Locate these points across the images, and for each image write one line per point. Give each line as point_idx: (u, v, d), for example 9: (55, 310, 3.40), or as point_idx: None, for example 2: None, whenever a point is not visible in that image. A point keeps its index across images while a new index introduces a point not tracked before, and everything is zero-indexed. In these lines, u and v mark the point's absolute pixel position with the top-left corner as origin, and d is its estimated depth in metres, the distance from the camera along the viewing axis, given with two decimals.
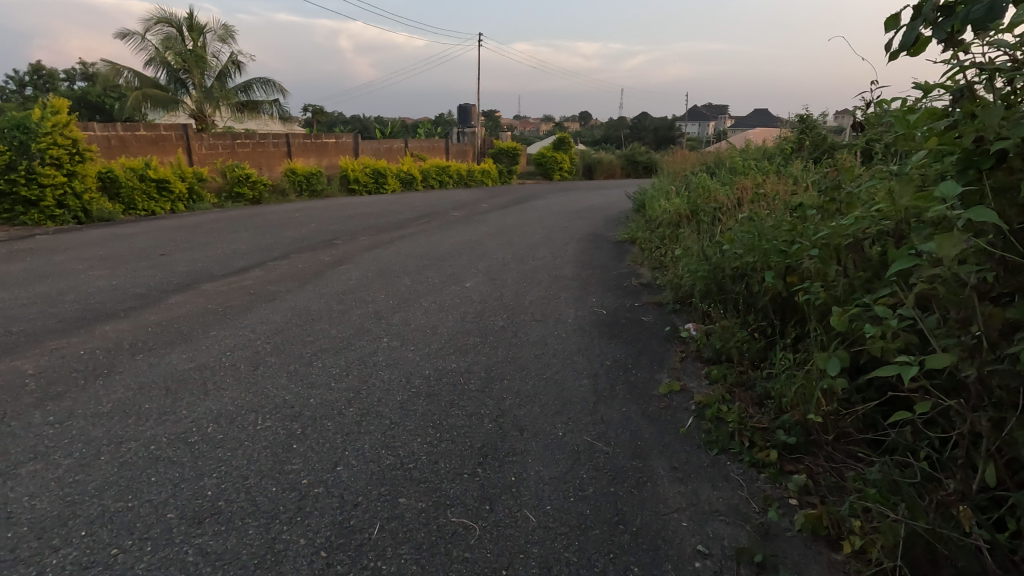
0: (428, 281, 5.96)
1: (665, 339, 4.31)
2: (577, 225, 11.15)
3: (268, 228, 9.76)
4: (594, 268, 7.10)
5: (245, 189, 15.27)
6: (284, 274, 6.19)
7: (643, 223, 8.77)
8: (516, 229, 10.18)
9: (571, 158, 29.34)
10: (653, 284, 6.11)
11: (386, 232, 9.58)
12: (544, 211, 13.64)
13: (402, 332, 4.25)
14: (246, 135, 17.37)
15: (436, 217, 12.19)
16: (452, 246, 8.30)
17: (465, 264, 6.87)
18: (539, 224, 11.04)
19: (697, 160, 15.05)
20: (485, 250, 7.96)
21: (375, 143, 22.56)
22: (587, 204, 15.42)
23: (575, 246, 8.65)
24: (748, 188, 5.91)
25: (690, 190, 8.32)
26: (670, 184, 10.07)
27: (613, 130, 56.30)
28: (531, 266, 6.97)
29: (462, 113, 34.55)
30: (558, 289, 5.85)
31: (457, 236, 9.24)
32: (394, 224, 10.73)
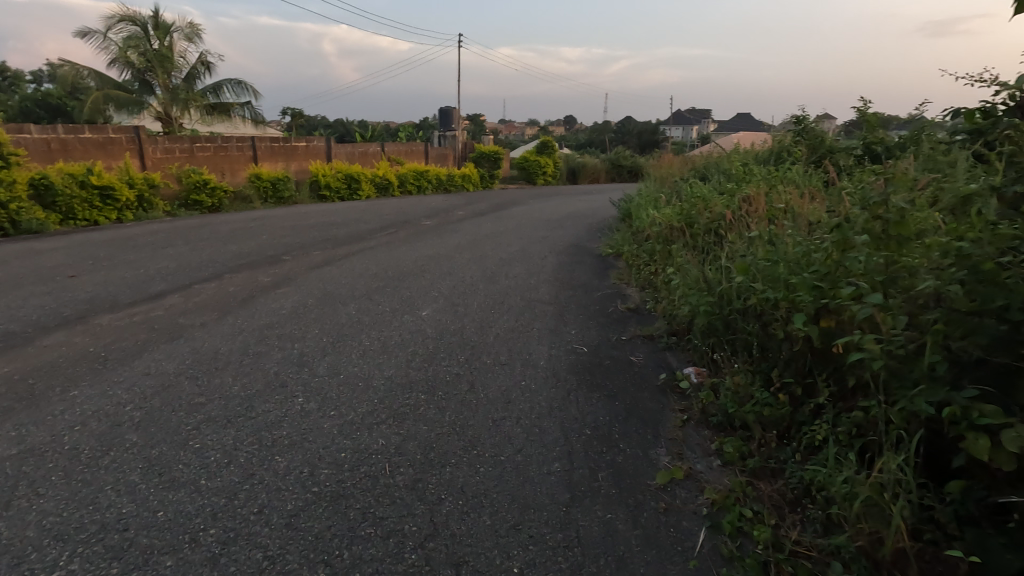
0: (378, 308, 5.06)
1: (659, 390, 3.46)
2: (557, 235, 10.29)
3: (212, 240, 8.74)
4: (574, 288, 6.24)
5: (202, 196, 14.17)
6: (208, 300, 5.24)
7: (630, 235, 7.95)
8: (491, 241, 9.31)
9: (554, 163, 28.53)
10: (642, 310, 5.26)
11: (345, 245, 8.63)
12: (524, 219, 12.79)
13: (326, 386, 3.33)
14: (206, 138, 16.26)
15: (406, 227, 11.24)
16: (415, 261, 7.41)
17: (425, 285, 5.98)
18: (516, 235, 10.16)
19: (685, 165, 14.33)
20: (452, 266, 7.07)
21: (349, 147, 21.52)
22: (569, 211, 14.60)
23: (554, 260, 7.80)
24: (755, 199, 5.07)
25: (681, 198, 7.52)
26: (659, 191, 9.26)
27: (598, 133, 55.76)
28: (502, 287, 6.10)
29: (444, 116, 33.69)
30: (530, 317, 4.98)
31: (424, 249, 8.33)
32: (357, 234, 9.77)
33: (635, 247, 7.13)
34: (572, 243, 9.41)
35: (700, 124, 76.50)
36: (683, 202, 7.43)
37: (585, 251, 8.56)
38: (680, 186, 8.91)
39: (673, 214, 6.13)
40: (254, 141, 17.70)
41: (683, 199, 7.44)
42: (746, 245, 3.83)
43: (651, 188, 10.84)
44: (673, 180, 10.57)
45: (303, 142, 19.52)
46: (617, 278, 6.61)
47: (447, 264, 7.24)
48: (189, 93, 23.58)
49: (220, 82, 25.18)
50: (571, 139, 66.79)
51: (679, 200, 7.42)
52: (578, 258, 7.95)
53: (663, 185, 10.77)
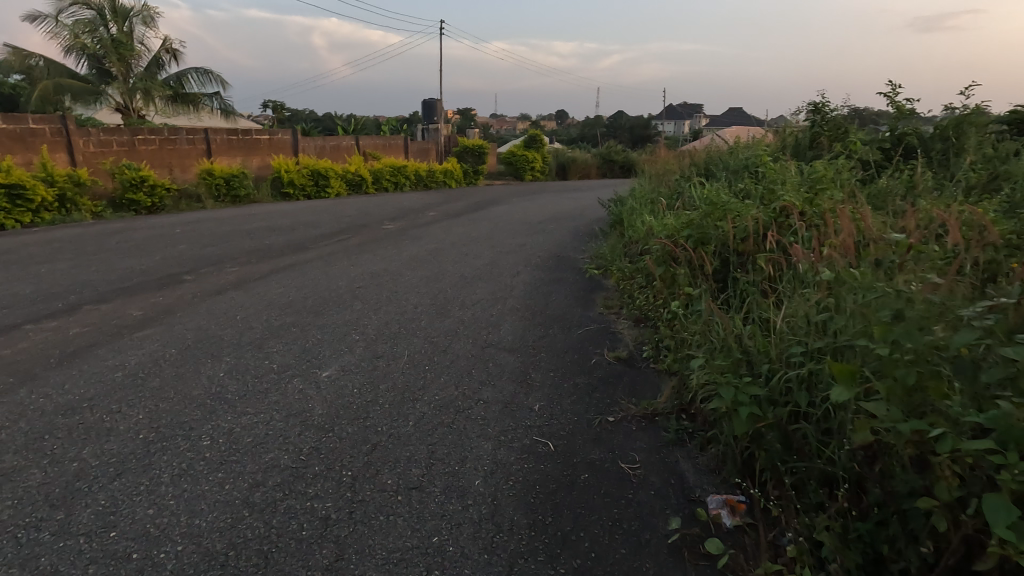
0: (265, 364, 3.58)
1: (670, 550, 2.02)
2: (536, 242, 8.81)
3: (114, 251, 7.18)
4: (549, 322, 4.78)
5: (140, 195, 12.55)
6: (31, 350, 3.74)
7: (621, 245, 6.51)
8: (456, 250, 7.87)
9: (543, 158, 26.98)
10: (636, 361, 3.82)
11: (276, 258, 7.12)
12: (503, 221, 11.29)
13: (72, 567, 1.85)
14: (150, 129, 14.59)
15: (362, 231, 9.72)
16: (353, 280, 5.92)
17: (350, 320, 4.52)
18: (488, 242, 8.67)
19: (682, 160, 12.87)
20: (397, 288, 5.60)
21: (318, 140, 19.87)
22: (555, 211, 13.14)
23: (528, 278, 6.33)
24: (796, 212, 3.64)
25: (685, 202, 6.07)
26: (654, 191, 7.80)
27: (590, 127, 54.24)
28: (451, 321, 4.63)
29: (427, 109, 32.09)
30: (478, 377, 3.52)
31: (370, 263, 6.83)
32: (298, 242, 8.25)
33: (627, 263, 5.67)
34: (552, 252, 7.95)
35: (693, 117, 75.16)
36: (686, 207, 6.00)
37: (566, 264, 7.12)
38: (681, 184, 7.47)
39: (677, 223, 4.68)
40: (208, 133, 16.04)
41: (687, 204, 6.02)
42: (819, 303, 2.35)
43: (645, 187, 9.38)
44: (672, 178, 9.12)
45: (266, 134, 17.87)
46: (604, 305, 5.16)
47: (391, 285, 5.75)
48: (147, 81, 21.77)
49: (184, 71, 23.37)
50: (563, 133, 65.28)
51: (683, 205, 5.99)
52: (557, 274, 6.51)
53: (658, 184, 9.34)
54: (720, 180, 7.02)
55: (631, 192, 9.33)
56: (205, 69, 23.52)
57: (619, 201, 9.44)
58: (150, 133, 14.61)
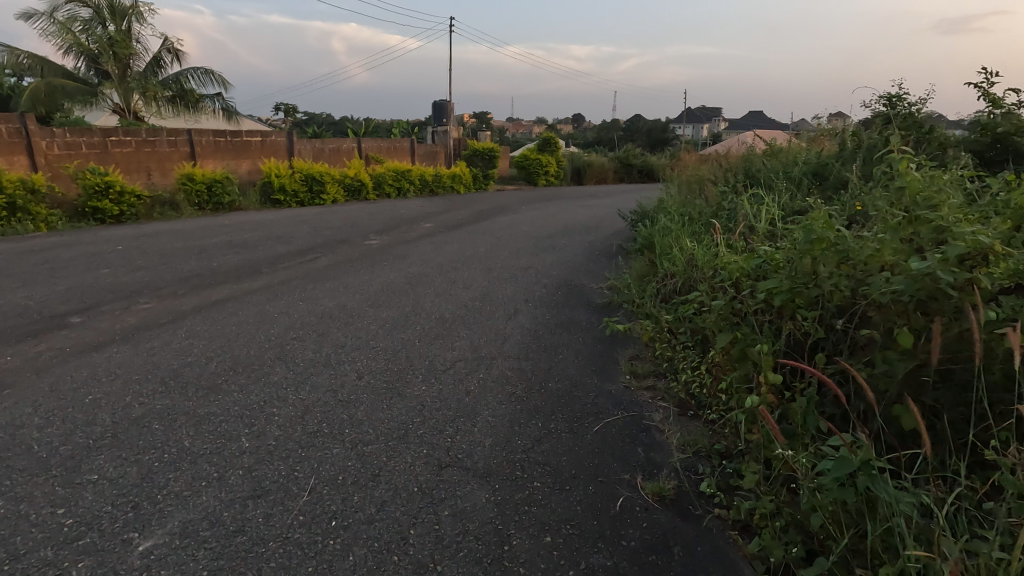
0: (58, 513, 2.12)
1: None
2: (544, 265, 7.29)
3: (18, 275, 5.83)
4: (550, 403, 3.28)
5: (106, 202, 11.37)
6: None
7: (650, 279, 4.99)
8: (443, 276, 6.41)
9: (557, 162, 25.41)
10: (689, 508, 2.32)
11: (216, 286, 5.71)
12: (509, 235, 9.79)
13: None
14: (125, 130, 13.45)
15: (339, 247, 8.29)
16: (295, 324, 4.48)
17: (253, 405, 3.06)
18: (485, 264, 7.18)
19: (716, 165, 11.21)
20: (346, 340, 4.14)
21: (315, 143, 18.60)
22: (569, 222, 11.60)
23: (527, 320, 4.83)
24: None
25: (741, 227, 4.51)
26: (690, 204, 6.28)
27: (606, 130, 52.61)
28: (404, 406, 3.15)
29: (438, 110, 30.78)
30: (416, 549, 2.03)
31: (328, 296, 5.39)
32: (256, 263, 6.85)
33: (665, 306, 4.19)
34: (561, 279, 6.49)
35: (713, 121, 73.00)
36: (743, 233, 4.49)
37: (579, 298, 5.61)
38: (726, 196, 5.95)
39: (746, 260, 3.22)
40: (191, 135, 14.85)
41: (742, 228, 4.51)
42: None
43: (675, 198, 7.81)
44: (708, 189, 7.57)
45: (258, 136, 16.63)
46: (630, 371, 3.67)
47: (341, 333, 4.30)
48: (142, 82, 20.66)
49: (183, 71, 22.38)
50: (579, 135, 63.74)
51: (738, 229, 4.48)
52: (564, 315, 5.00)
53: (692, 196, 7.79)
54: (781, 193, 5.46)
55: (659, 205, 7.79)
56: (203, 68, 22.39)
57: (645, 217, 7.92)
58: (125, 134, 13.43)
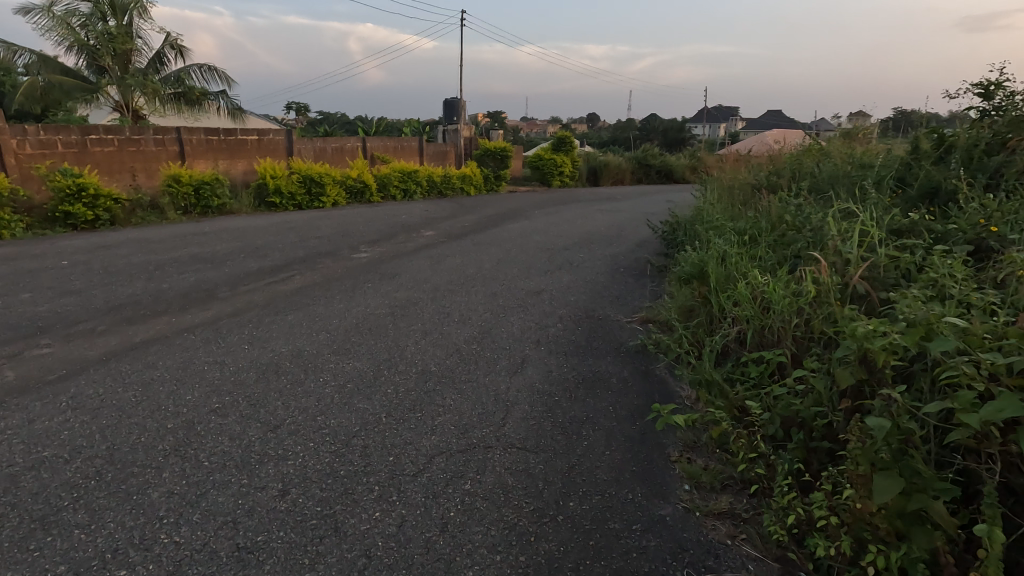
0: None
1: None
2: (559, 287, 6.10)
3: None
4: (569, 547, 2.11)
5: (78, 206, 10.41)
6: None
7: (703, 323, 3.79)
8: (433, 304, 5.23)
9: (572, 162, 24.13)
10: None
11: (151, 319, 4.59)
12: (520, 246, 8.62)
13: None
14: (107, 128, 12.54)
15: (321, 262, 7.15)
16: (225, 385, 3.33)
17: (93, 560, 1.91)
18: (488, 287, 6.00)
19: (754, 168, 9.89)
20: (284, 415, 2.98)
21: (317, 142, 17.57)
22: (588, 230, 10.38)
23: (537, 376, 3.64)
24: None
25: (837, 263, 3.29)
26: (742, 220, 5.10)
27: (622, 131, 51.21)
28: (337, 561, 1.98)
29: (449, 108, 29.68)
30: None
31: (283, 335, 4.23)
32: (215, 285, 5.76)
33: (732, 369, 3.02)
34: (581, 309, 5.28)
35: (732, 120, 71.08)
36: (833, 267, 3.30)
37: (605, 341, 4.39)
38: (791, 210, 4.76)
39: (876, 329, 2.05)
40: (181, 133, 13.91)
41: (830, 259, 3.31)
42: None
43: (716, 208, 6.60)
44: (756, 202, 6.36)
45: (254, 135, 15.65)
46: (690, 479, 2.52)
47: (282, 401, 3.14)
48: (143, 79, 19.67)
49: (184, 68, 21.46)
50: (594, 135, 62.37)
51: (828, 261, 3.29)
52: (587, 369, 3.79)
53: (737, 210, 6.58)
54: (868, 207, 4.24)
55: (699, 215, 6.56)
56: (206, 65, 21.32)
57: (682, 231, 6.69)
58: (107, 132, 12.52)
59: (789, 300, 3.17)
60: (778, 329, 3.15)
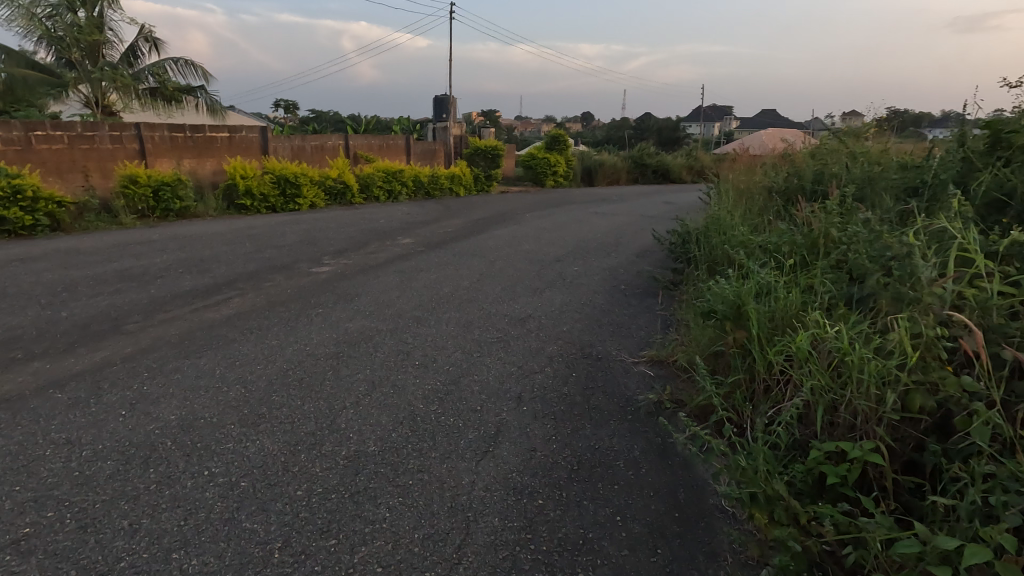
0: None
1: None
2: (549, 312, 5.10)
3: None
4: None
5: (13, 210, 9.32)
6: None
7: (743, 381, 2.83)
8: (392, 340, 4.21)
9: (566, 161, 23.12)
10: None
11: (18, 366, 3.55)
12: (507, 257, 7.62)
13: None
14: (56, 124, 11.49)
15: (271, 278, 6.09)
16: (63, 485, 2.33)
17: None
18: (463, 312, 5.00)
19: (767, 168, 8.92)
20: (122, 550, 1.98)
21: (295, 139, 16.46)
22: (584, 237, 9.39)
23: (514, 460, 2.66)
24: None
25: (938, 308, 2.34)
26: (776, 236, 4.12)
27: (616, 130, 50.33)
28: None
29: (438, 105, 28.60)
30: None
31: (182, 393, 3.20)
32: (128, 313, 4.71)
33: (799, 472, 2.08)
34: (575, 345, 4.27)
35: (727, 120, 70.37)
36: (928, 311, 2.35)
37: (608, 398, 3.38)
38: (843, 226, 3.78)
39: None
40: (141, 130, 12.83)
41: (923, 303, 2.37)
42: None
43: (738, 219, 5.59)
44: (785, 211, 5.38)
45: (223, 131, 14.53)
46: None
47: (132, 518, 2.13)
48: (112, 72, 17.74)
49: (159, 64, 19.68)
50: (589, 133, 61.45)
51: (923, 304, 2.36)
52: (585, 447, 2.80)
53: (764, 221, 5.59)
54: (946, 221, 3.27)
55: (716, 225, 5.56)
56: (183, 59, 19.54)
57: (698, 244, 5.69)
58: (55, 129, 11.45)
59: (878, 366, 2.23)
60: (861, 407, 2.20)
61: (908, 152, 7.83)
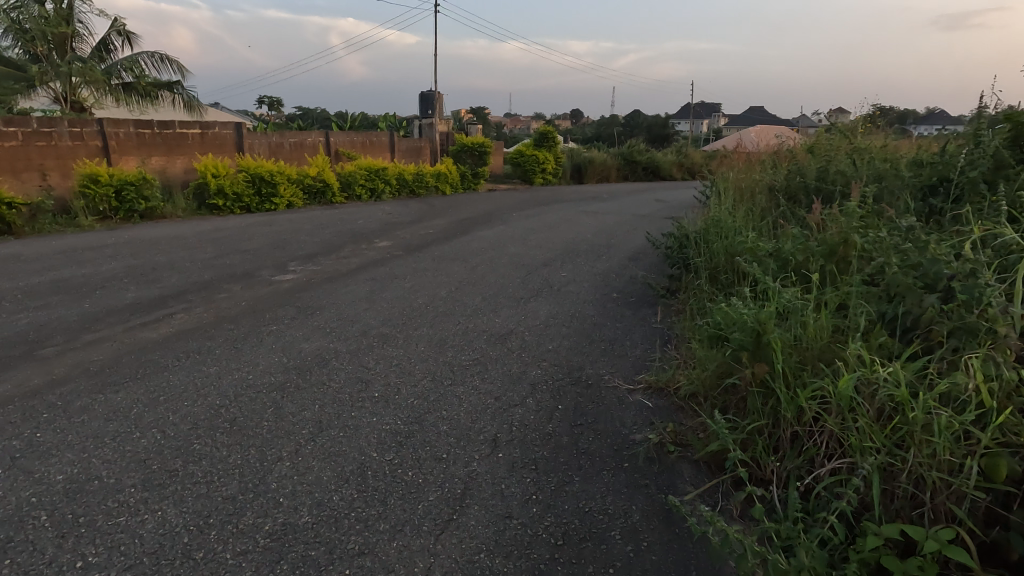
0: None
1: None
2: (534, 327, 4.57)
3: None
4: None
5: None
6: None
7: (765, 427, 2.30)
8: (352, 365, 3.65)
9: (555, 158, 22.57)
10: None
11: None
12: (490, 262, 7.07)
13: None
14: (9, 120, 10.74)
15: (227, 288, 5.49)
16: None
17: None
18: (438, 328, 4.44)
19: (767, 165, 8.43)
20: None
21: (272, 136, 15.75)
22: (574, 238, 8.87)
23: (482, 533, 2.13)
24: None
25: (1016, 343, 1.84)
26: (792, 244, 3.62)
27: (606, 127, 49.83)
28: None
29: (425, 101, 27.91)
30: None
31: (82, 442, 2.63)
32: (49, 335, 4.10)
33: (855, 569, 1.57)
34: (562, 368, 3.74)
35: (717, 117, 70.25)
36: (1004, 347, 1.85)
37: (601, 440, 2.84)
38: (869, 233, 3.28)
39: None
40: (103, 126, 12.10)
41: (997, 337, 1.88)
42: None
43: (744, 223, 5.08)
44: (796, 213, 4.87)
45: (195, 127, 13.81)
46: None
47: None
48: (83, 65, 16.21)
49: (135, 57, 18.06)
50: (579, 130, 60.89)
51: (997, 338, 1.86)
52: (572, 511, 2.27)
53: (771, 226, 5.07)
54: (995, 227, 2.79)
55: (720, 228, 5.04)
56: (160, 53, 18.01)
57: (699, 249, 5.17)
58: (8, 125, 10.71)
59: (949, 422, 1.73)
60: (929, 474, 1.70)
61: (916, 148, 7.37)
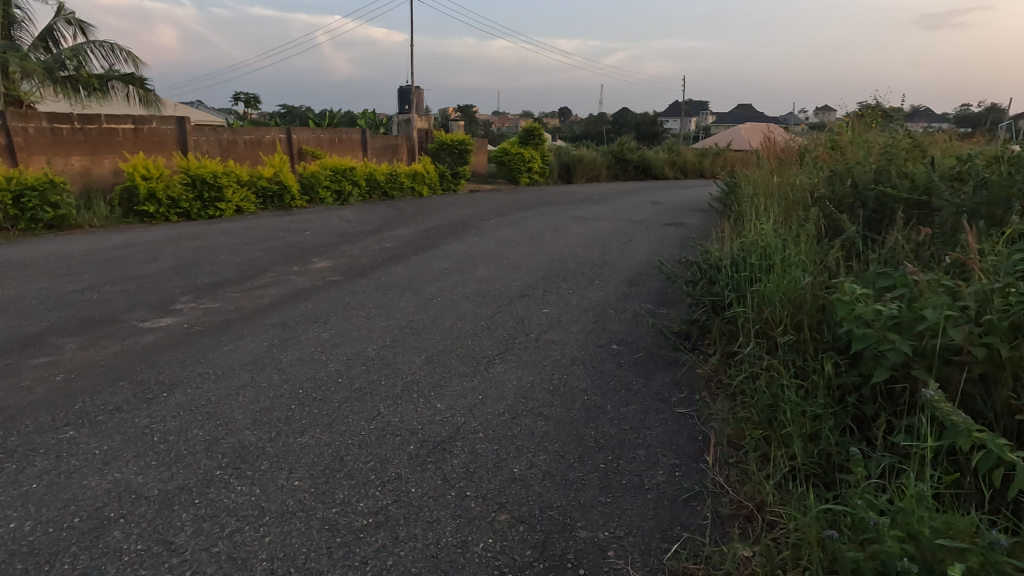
0: None
1: None
2: (492, 419, 2.94)
3: None
4: None
5: None
6: None
7: None
8: (143, 539, 1.99)
9: (541, 157, 20.91)
10: None
11: None
12: (450, 292, 5.43)
13: None
14: None
15: (55, 348, 3.78)
16: None
17: None
18: (339, 428, 2.79)
19: (796, 166, 6.86)
20: None
21: (222, 133, 13.92)
22: (562, 253, 7.25)
23: None
24: None
25: None
26: (937, 312, 2.08)
27: (595, 125, 48.21)
28: None
29: (404, 96, 26.04)
30: None
31: None
32: None
33: None
34: (533, 533, 2.11)
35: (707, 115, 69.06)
36: None
37: None
38: None
39: None
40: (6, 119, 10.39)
41: None
42: None
43: (807, 255, 3.49)
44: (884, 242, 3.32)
45: (127, 122, 11.98)
46: None
47: None
48: (21, 55, 13.15)
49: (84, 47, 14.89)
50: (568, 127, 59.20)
51: None
52: None
53: (847, 264, 3.50)
54: None
55: (775, 265, 3.44)
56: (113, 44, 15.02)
57: (741, 292, 3.57)
58: None
59: None
60: None
61: (989, 144, 5.83)
